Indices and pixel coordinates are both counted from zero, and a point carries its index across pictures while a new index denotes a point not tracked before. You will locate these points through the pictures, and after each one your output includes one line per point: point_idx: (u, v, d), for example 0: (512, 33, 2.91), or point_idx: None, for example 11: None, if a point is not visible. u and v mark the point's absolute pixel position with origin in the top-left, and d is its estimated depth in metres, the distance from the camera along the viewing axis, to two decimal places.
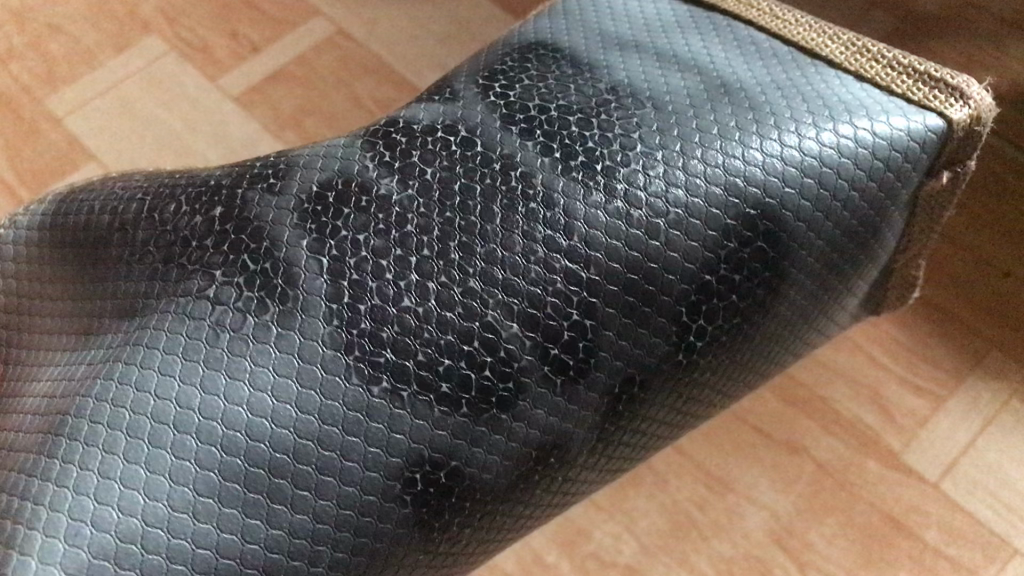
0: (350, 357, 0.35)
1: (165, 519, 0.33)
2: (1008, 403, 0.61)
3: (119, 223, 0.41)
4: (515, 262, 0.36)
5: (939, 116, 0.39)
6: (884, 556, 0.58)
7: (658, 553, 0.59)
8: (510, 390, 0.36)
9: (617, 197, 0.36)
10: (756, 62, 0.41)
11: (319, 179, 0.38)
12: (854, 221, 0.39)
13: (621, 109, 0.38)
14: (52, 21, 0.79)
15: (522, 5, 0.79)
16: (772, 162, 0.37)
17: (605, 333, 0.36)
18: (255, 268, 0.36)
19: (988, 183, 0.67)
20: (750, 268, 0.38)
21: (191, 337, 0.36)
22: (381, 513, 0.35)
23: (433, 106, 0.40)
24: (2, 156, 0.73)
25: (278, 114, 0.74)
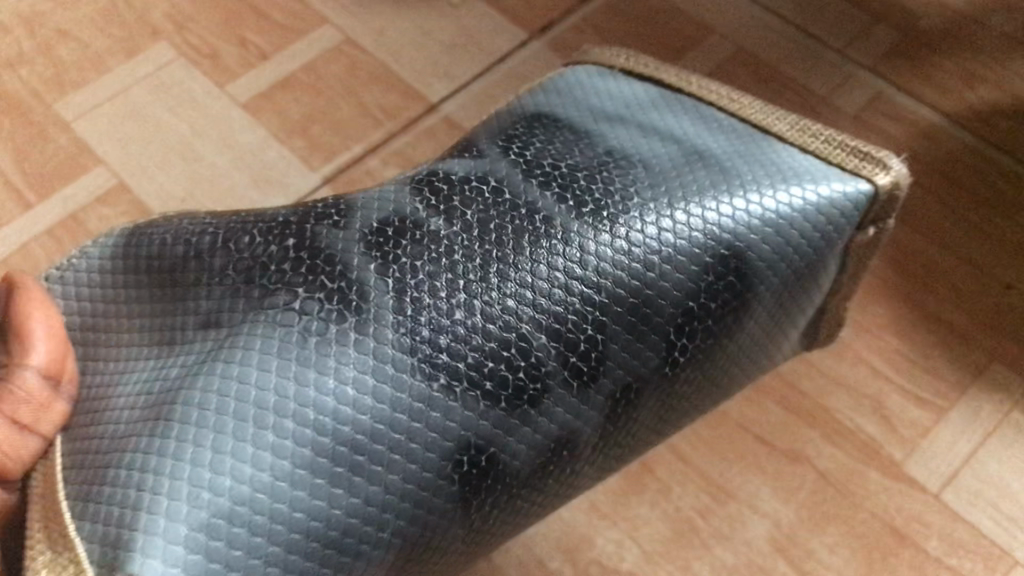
0: (416, 358, 0.36)
1: (269, 485, 0.34)
2: (1008, 415, 0.62)
3: (194, 252, 0.42)
4: (558, 276, 0.37)
5: (867, 181, 0.41)
6: (887, 565, 0.58)
7: (660, 559, 0.59)
8: (541, 389, 0.37)
9: (620, 238, 0.37)
10: (721, 135, 0.42)
11: (377, 218, 0.39)
12: (800, 268, 0.41)
13: (618, 169, 0.40)
14: (61, 28, 0.79)
15: (529, 17, 0.81)
16: (734, 217, 0.39)
17: (612, 346, 0.37)
18: (333, 286, 0.37)
19: (993, 202, 0.70)
20: (723, 298, 0.39)
21: (283, 340, 0.36)
22: (434, 488, 0.36)
23: (466, 161, 0.41)
24: (9, 157, 0.73)
25: (286, 121, 0.75)
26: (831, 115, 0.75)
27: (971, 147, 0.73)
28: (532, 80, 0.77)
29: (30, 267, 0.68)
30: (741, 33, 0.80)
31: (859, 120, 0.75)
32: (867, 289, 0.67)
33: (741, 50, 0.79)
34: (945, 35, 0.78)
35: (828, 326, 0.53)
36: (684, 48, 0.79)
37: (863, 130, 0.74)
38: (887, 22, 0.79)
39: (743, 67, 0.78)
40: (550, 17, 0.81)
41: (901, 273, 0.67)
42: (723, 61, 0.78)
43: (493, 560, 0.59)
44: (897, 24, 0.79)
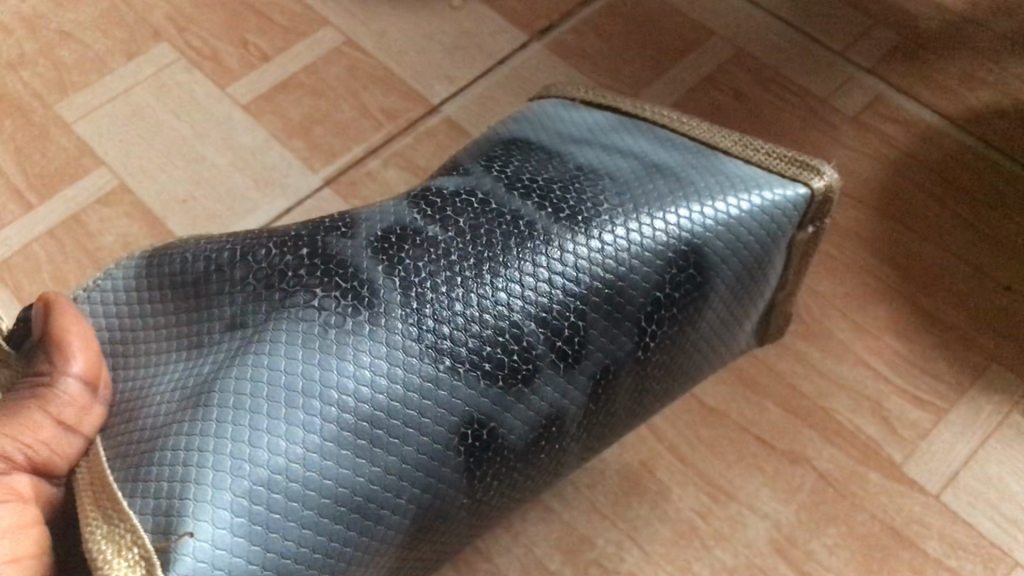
0: (422, 344, 0.39)
1: (302, 456, 0.38)
2: (1008, 417, 0.62)
3: (214, 266, 0.44)
4: (547, 268, 0.41)
5: (804, 186, 0.43)
6: (886, 566, 0.58)
7: (660, 560, 0.59)
8: (532, 369, 0.40)
9: (595, 240, 0.41)
10: (672, 150, 0.45)
11: (381, 227, 0.43)
12: (750, 263, 0.44)
13: (588, 182, 0.43)
14: (63, 29, 0.79)
15: (529, 18, 0.81)
16: (685, 222, 0.42)
17: (592, 332, 0.41)
18: (347, 286, 0.40)
19: (992, 203, 0.70)
20: (685, 289, 0.42)
21: (306, 332, 0.40)
22: (442, 459, 0.40)
23: (454, 179, 0.45)
24: (10, 157, 0.73)
25: (287, 122, 0.75)
26: (830, 116, 0.75)
27: (969, 147, 0.73)
28: (532, 82, 0.78)
29: (31, 267, 0.68)
30: (741, 34, 0.80)
31: (858, 121, 0.75)
32: (866, 290, 0.67)
33: (741, 51, 0.79)
34: (944, 36, 0.79)
35: (780, 322, 0.54)
36: (684, 50, 0.79)
37: (863, 131, 0.74)
38: (886, 23, 0.80)
39: (743, 68, 0.78)
40: (550, 19, 0.81)
41: (901, 274, 0.68)
42: (723, 62, 0.78)
43: (493, 561, 0.59)
44: (896, 26, 0.80)
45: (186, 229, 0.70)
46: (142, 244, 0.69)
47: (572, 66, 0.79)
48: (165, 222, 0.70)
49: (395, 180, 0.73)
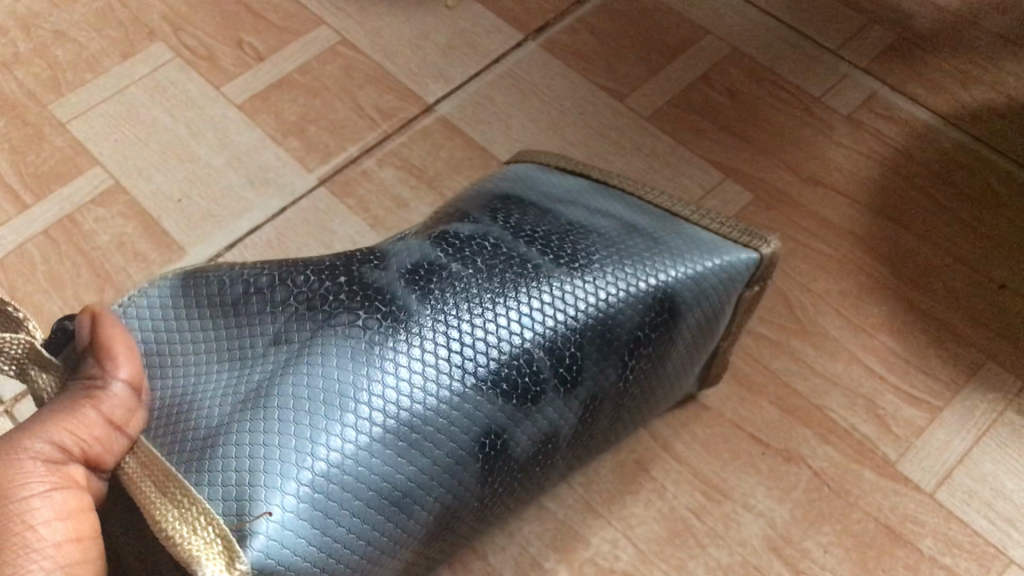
0: (452, 364, 0.44)
1: (353, 454, 0.42)
2: (1002, 415, 0.62)
3: (254, 288, 0.47)
4: (553, 304, 0.47)
5: (752, 250, 0.51)
6: (881, 564, 0.58)
7: (655, 559, 0.58)
8: (540, 390, 0.46)
9: (591, 283, 0.48)
10: (648, 213, 0.52)
11: (410, 261, 0.47)
12: (708, 313, 0.52)
13: (581, 237, 0.50)
14: (58, 29, 0.79)
15: (523, 17, 0.82)
16: (665, 271, 0.49)
17: (586, 361, 0.47)
18: (386, 309, 0.45)
19: (988, 201, 0.70)
20: (659, 329, 0.50)
21: (353, 347, 0.43)
22: (464, 466, 0.45)
23: (464, 223, 0.50)
24: (5, 158, 0.72)
25: (282, 122, 0.75)
26: (826, 114, 0.75)
27: (965, 146, 0.73)
28: (527, 81, 0.78)
29: (25, 266, 0.68)
30: (736, 33, 0.80)
31: (853, 120, 0.75)
32: (861, 288, 0.67)
33: (736, 50, 0.79)
34: (939, 34, 0.79)
35: (720, 367, 0.60)
36: (679, 48, 0.79)
37: (858, 130, 0.74)
38: (881, 21, 0.80)
39: (738, 67, 0.78)
40: (545, 18, 0.81)
41: (896, 272, 0.68)
42: (718, 61, 0.78)
43: (488, 560, 0.59)
44: (891, 25, 0.80)
45: (180, 229, 0.70)
46: (137, 244, 0.69)
47: (568, 65, 0.79)
48: (159, 221, 0.70)
49: (390, 178, 0.73)
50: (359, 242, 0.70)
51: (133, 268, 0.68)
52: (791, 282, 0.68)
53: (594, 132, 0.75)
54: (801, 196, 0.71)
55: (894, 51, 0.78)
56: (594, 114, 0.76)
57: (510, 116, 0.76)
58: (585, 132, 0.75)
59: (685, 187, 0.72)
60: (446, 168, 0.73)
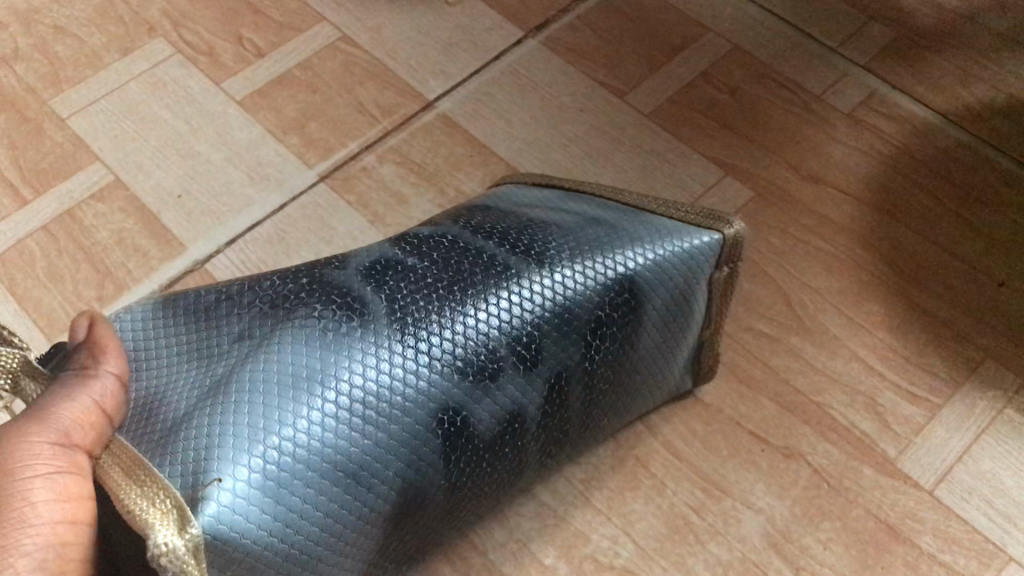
0: (406, 346, 0.45)
1: (305, 430, 0.42)
2: (1002, 412, 0.62)
3: (224, 294, 0.48)
4: (509, 286, 0.48)
5: (715, 232, 0.52)
6: (880, 562, 0.58)
7: (655, 555, 0.58)
8: (497, 367, 0.47)
9: (547, 269, 0.48)
10: (610, 205, 0.53)
11: (370, 260, 0.49)
12: (676, 295, 0.52)
13: (539, 230, 0.51)
14: (58, 24, 0.79)
15: (522, 15, 0.82)
16: (624, 254, 0.50)
17: (546, 341, 0.48)
18: (342, 301, 0.46)
19: (988, 199, 0.70)
20: (623, 310, 0.50)
21: (308, 334, 0.44)
22: (422, 442, 0.45)
23: (428, 229, 0.52)
24: (5, 153, 0.72)
25: (282, 118, 0.75)
26: (826, 112, 0.75)
27: (965, 144, 0.73)
28: (528, 78, 0.78)
29: (24, 261, 0.68)
30: (736, 31, 0.80)
31: (853, 117, 0.75)
32: (861, 285, 0.67)
33: (737, 47, 0.79)
34: (939, 32, 0.79)
35: (711, 359, 0.60)
36: (680, 46, 0.79)
37: (858, 127, 0.74)
38: (881, 19, 0.80)
39: (738, 64, 0.78)
40: (545, 16, 0.81)
41: (895, 270, 0.68)
42: (718, 58, 0.78)
43: (488, 556, 0.58)
44: (891, 23, 0.80)
45: (180, 224, 0.70)
46: (137, 240, 0.69)
47: (568, 62, 0.79)
48: (160, 217, 0.70)
49: (390, 175, 0.72)
50: (359, 238, 0.70)
51: (132, 264, 0.68)
52: (791, 279, 0.68)
53: (594, 129, 0.75)
54: (801, 193, 0.71)
55: (895, 49, 0.78)
56: (594, 111, 0.76)
57: (511, 113, 0.76)
58: (585, 129, 0.75)
59: (685, 184, 0.72)
60: (446, 164, 0.73)
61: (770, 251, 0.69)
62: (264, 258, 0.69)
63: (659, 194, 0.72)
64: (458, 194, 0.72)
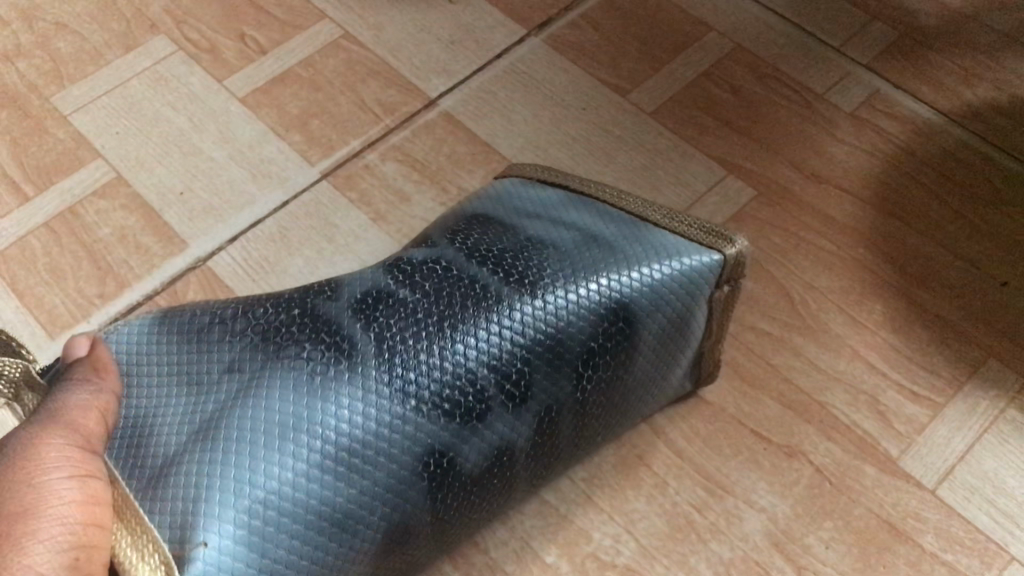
0: (394, 389, 0.45)
1: (289, 480, 0.43)
2: (1004, 412, 0.62)
3: (216, 318, 0.49)
4: (501, 322, 0.47)
5: (715, 252, 0.52)
6: (882, 561, 0.58)
7: (657, 554, 0.58)
8: (486, 407, 0.47)
9: (541, 300, 0.48)
10: (611, 220, 0.53)
11: (361, 291, 0.48)
12: (673, 316, 0.52)
13: (535, 253, 0.50)
14: (60, 21, 0.79)
15: (525, 13, 0.82)
16: (619, 279, 0.50)
17: (537, 376, 0.48)
18: (331, 340, 0.46)
19: (991, 198, 0.70)
20: (616, 338, 0.50)
21: (295, 378, 0.45)
22: (410, 484, 0.45)
23: (422, 248, 0.51)
24: (6, 149, 0.72)
25: (285, 116, 0.75)
26: (828, 111, 0.75)
27: (967, 144, 0.73)
28: (530, 76, 0.78)
29: (25, 258, 0.68)
30: (739, 30, 0.80)
31: (856, 117, 0.75)
32: (863, 285, 0.67)
33: (739, 46, 0.79)
34: (942, 32, 0.79)
35: (712, 365, 0.59)
36: (683, 45, 0.79)
37: (861, 127, 0.74)
38: (884, 18, 0.80)
39: (741, 64, 0.78)
40: (547, 14, 0.81)
41: (898, 269, 0.68)
42: (720, 57, 0.78)
43: (490, 556, 0.58)
44: (894, 23, 0.80)
45: (182, 221, 0.70)
46: (139, 237, 0.69)
47: (571, 61, 0.78)
48: (161, 215, 0.70)
49: (392, 173, 0.72)
50: (361, 235, 0.69)
51: (134, 261, 0.68)
52: (794, 278, 0.68)
53: (597, 128, 0.75)
54: (804, 192, 0.71)
55: (898, 49, 0.78)
56: (596, 109, 0.76)
57: (513, 111, 0.76)
58: (588, 128, 0.75)
59: (687, 183, 0.72)
60: (449, 162, 0.73)
61: (773, 250, 0.69)
62: (266, 255, 0.68)
63: (661, 193, 0.72)
64: (460, 192, 0.71)
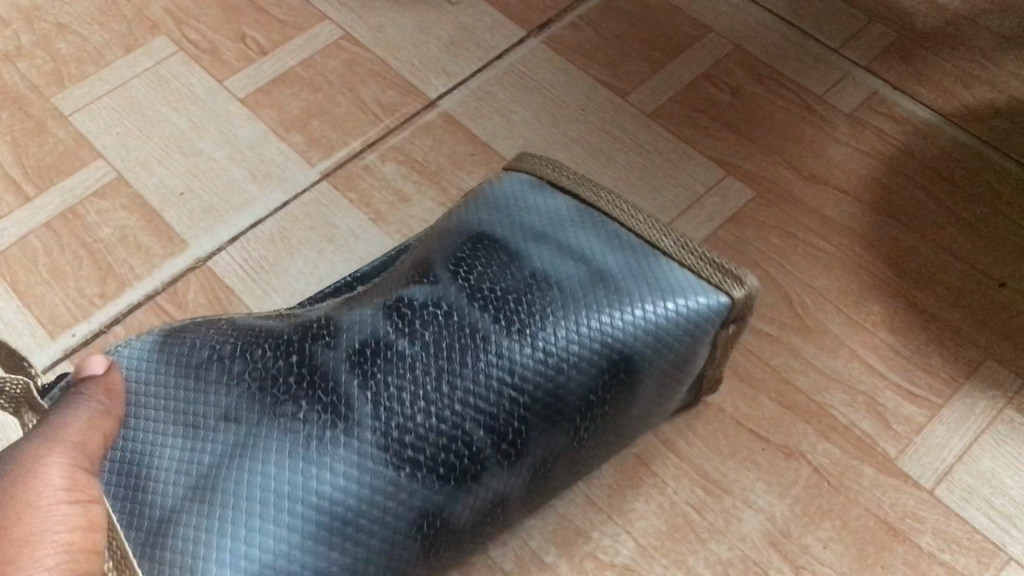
0: (389, 454, 0.46)
1: (285, 550, 0.44)
2: (1003, 412, 0.62)
3: (216, 356, 0.49)
4: (499, 380, 0.47)
5: (723, 294, 0.51)
6: (880, 560, 0.58)
7: (655, 554, 0.58)
8: (480, 466, 0.47)
9: (541, 351, 0.48)
10: (621, 251, 0.51)
11: (359, 339, 0.49)
12: (676, 358, 0.51)
13: (539, 294, 0.49)
14: (61, 21, 0.79)
15: (525, 14, 0.82)
16: (624, 326, 0.49)
17: (533, 433, 0.48)
18: (329, 399, 0.46)
19: (988, 199, 0.71)
20: (614, 389, 0.50)
21: (293, 441, 0.45)
22: (403, 544, 0.46)
23: (422, 286, 0.50)
24: (8, 150, 0.72)
25: (285, 116, 0.75)
26: (827, 112, 0.76)
27: (966, 145, 0.73)
28: (530, 77, 0.78)
29: (27, 258, 0.68)
30: (738, 32, 0.80)
31: (854, 118, 0.75)
32: (861, 285, 0.67)
33: (737, 47, 0.79)
34: (940, 34, 0.79)
35: (712, 382, 0.60)
36: (682, 45, 0.79)
37: (859, 128, 0.75)
38: (882, 20, 0.80)
39: (740, 65, 0.78)
40: (547, 15, 0.82)
41: (897, 270, 0.68)
42: (719, 59, 0.79)
43: (488, 556, 0.58)
44: (893, 24, 0.80)
45: (183, 222, 0.70)
46: (140, 237, 0.69)
47: (570, 62, 0.79)
48: (162, 215, 0.70)
49: (392, 173, 0.73)
50: (361, 236, 0.70)
51: (135, 261, 0.68)
52: (792, 279, 0.68)
53: (596, 129, 0.75)
54: (802, 193, 0.72)
55: (897, 51, 0.78)
56: (596, 110, 0.76)
57: (513, 112, 0.76)
58: (587, 129, 0.75)
59: (687, 184, 0.72)
60: (449, 163, 0.73)
61: (772, 251, 0.69)
62: (266, 255, 0.69)
63: (661, 194, 0.72)
64: (460, 193, 0.72)
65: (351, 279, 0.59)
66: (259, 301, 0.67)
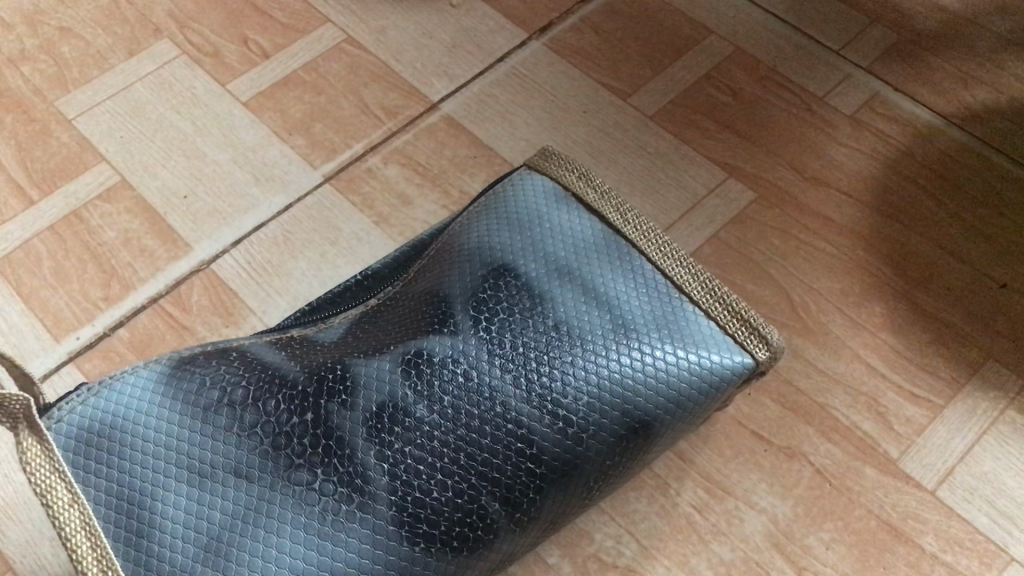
0: (404, 530, 0.44)
1: None
2: (1004, 414, 0.63)
3: (226, 401, 0.46)
4: (517, 450, 0.45)
5: (748, 356, 0.47)
6: (882, 560, 0.58)
7: (658, 554, 0.59)
8: (493, 535, 0.45)
9: (561, 420, 0.45)
10: (649, 300, 0.48)
11: (377, 400, 0.45)
12: (694, 415, 0.49)
13: (562, 354, 0.46)
14: (64, 25, 0.80)
15: (526, 16, 0.82)
16: (647, 391, 0.46)
17: (549, 498, 0.46)
18: (344, 470, 0.44)
19: (990, 200, 0.71)
20: (632, 450, 0.47)
21: (307, 516, 0.43)
22: None
23: (439, 337, 0.47)
24: (12, 153, 0.73)
25: (288, 119, 0.75)
26: (828, 115, 0.76)
27: (966, 146, 0.74)
28: (532, 79, 0.78)
29: (31, 261, 0.68)
30: (739, 34, 0.81)
31: (856, 119, 0.75)
32: (863, 287, 0.68)
33: (739, 49, 0.79)
34: (943, 36, 0.79)
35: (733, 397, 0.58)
36: (684, 47, 0.80)
37: (860, 130, 0.75)
38: (884, 22, 0.80)
39: (741, 67, 0.78)
40: (548, 18, 0.82)
41: (898, 271, 0.68)
42: (721, 60, 0.79)
43: None
44: (895, 25, 0.80)
45: (186, 225, 0.70)
46: (143, 240, 0.69)
47: (572, 64, 0.79)
48: (166, 218, 0.70)
49: (394, 176, 0.73)
50: (364, 239, 0.70)
51: (138, 264, 0.68)
52: (794, 280, 0.68)
53: (599, 131, 0.75)
54: (803, 195, 0.72)
55: (899, 53, 0.79)
56: (597, 112, 0.76)
57: (515, 114, 0.76)
58: (588, 131, 0.75)
59: (688, 186, 0.72)
60: (450, 166, 0.73)
61: (774, 252, 0.69)
62: (269, 258, 0.69)
63: (663, 195, 0.72)
64: (462, 195, 0.72)
65: (361, 278, 0.57)
66: (262, 304, 0.67)
